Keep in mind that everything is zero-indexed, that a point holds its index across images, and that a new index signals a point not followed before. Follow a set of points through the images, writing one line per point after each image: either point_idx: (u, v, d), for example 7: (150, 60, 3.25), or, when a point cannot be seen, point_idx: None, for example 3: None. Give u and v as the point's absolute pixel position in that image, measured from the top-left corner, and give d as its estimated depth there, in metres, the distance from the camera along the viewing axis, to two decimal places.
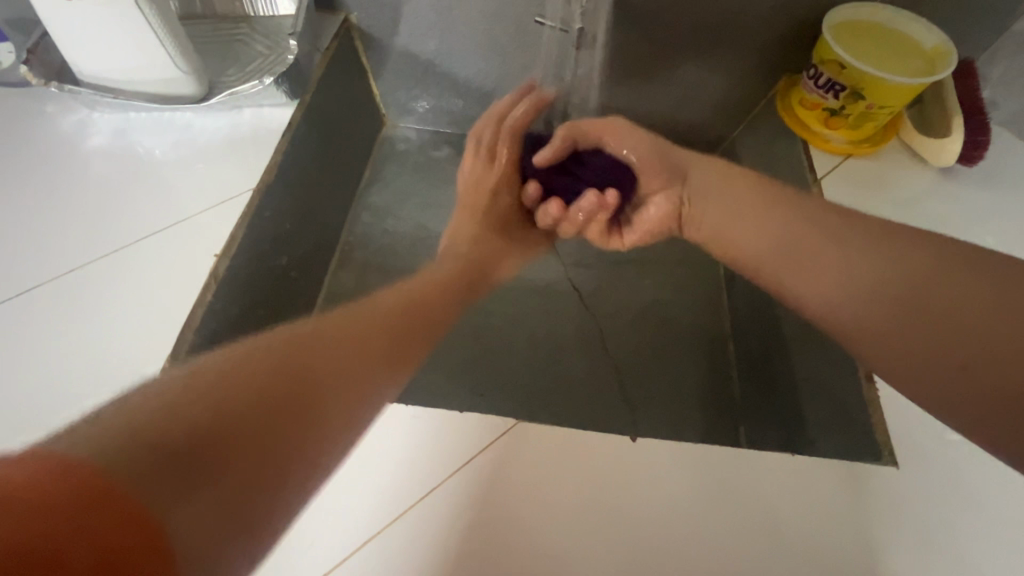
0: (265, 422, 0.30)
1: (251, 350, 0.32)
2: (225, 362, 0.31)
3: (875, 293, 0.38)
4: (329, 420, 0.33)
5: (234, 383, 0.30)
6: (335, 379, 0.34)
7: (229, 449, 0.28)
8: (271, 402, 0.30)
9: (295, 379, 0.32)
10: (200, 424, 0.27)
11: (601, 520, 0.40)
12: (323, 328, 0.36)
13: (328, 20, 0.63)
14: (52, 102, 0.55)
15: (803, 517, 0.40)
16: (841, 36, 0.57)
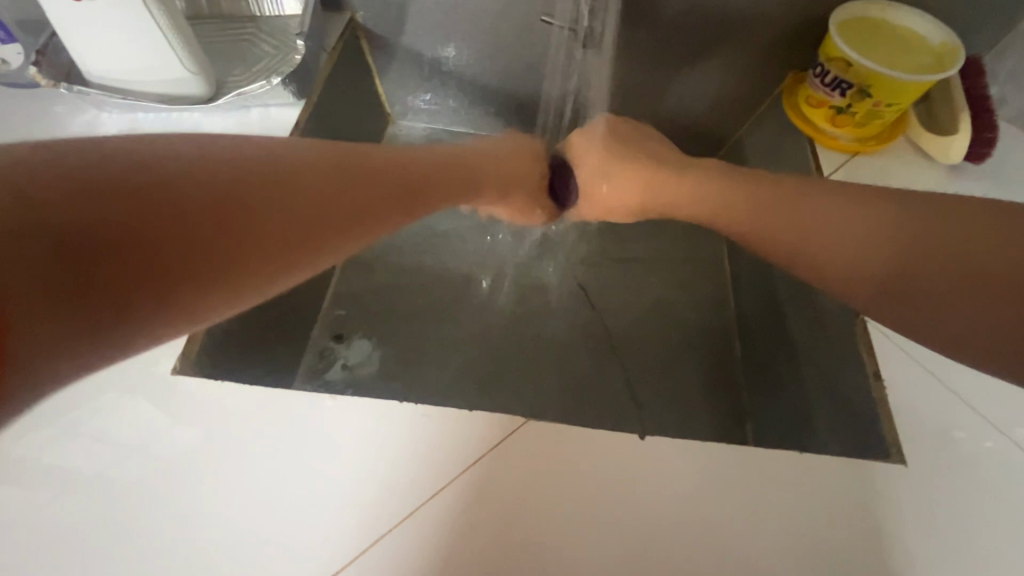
0: (173, 246, 0.27)
1: (227, 161, 0.31)
2: (203, 161, 0.30)
3: (876, 245, 0.38)
4: (245, 259, 0.30)
5: (153, 188, 0.28)
6: (261, 221, 0.31)
7: (135, 257, 0.26)
8: (162, 231, 0.27)
9: (243, 196, 0.31)
10: (90, 225, 0.25)
11: (610, 518, 0.40)
12: (306, 164, 0.35)
13: (334, 20, 0.63)
14: (60, 102, 0.55)
15: (811, 516, 0.40)
16: (847, 33, 0.57)
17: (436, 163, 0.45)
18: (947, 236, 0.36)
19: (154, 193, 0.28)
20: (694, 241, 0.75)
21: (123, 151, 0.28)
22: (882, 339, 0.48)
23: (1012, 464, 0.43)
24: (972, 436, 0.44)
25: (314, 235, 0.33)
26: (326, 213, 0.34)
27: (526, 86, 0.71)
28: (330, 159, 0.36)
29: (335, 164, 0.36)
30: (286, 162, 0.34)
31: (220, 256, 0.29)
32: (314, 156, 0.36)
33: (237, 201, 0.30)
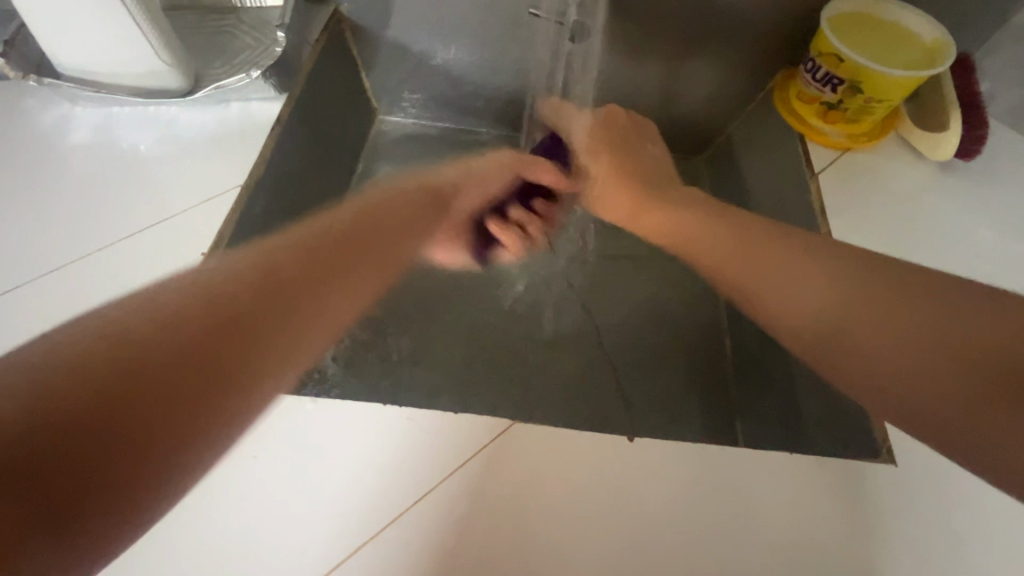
0: (130, 436, 0.26)
1: (171, 304, 0.29)
2: (144, 322, 0.28)
3: (881, 321, 0.39)
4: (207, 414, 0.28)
5: (96, 377, 0.26)
6: (221, 371, 0.29)
7: (82, 461, 0.25)
8: (118, 422, 0.26)
9: (197, 345, 0.29)
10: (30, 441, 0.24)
11: (601, 523, 0.39)
12: (252, 278, 0.33)
13: (317, 12, 0.61)
14: (32, 95, 0.53)
15: (801, 516, 0.40)
16: (837, 29, 0.56)
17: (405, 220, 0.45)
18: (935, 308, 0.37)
19: (98, 382, 0.26)
20: None
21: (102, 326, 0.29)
22: None
23: None
24: None
25: (267, 353, 0.31)
26: (280, 326, 0.32)
27: (514, 81, 0.70)
28: (269, 265, 0.34)
29: (268, 271, 0.34)
30: (222, 283, 0.31)
31: (183, 422, 0.28)
32: (251, 264, 0.33)
33: (187, 354, 0.28)
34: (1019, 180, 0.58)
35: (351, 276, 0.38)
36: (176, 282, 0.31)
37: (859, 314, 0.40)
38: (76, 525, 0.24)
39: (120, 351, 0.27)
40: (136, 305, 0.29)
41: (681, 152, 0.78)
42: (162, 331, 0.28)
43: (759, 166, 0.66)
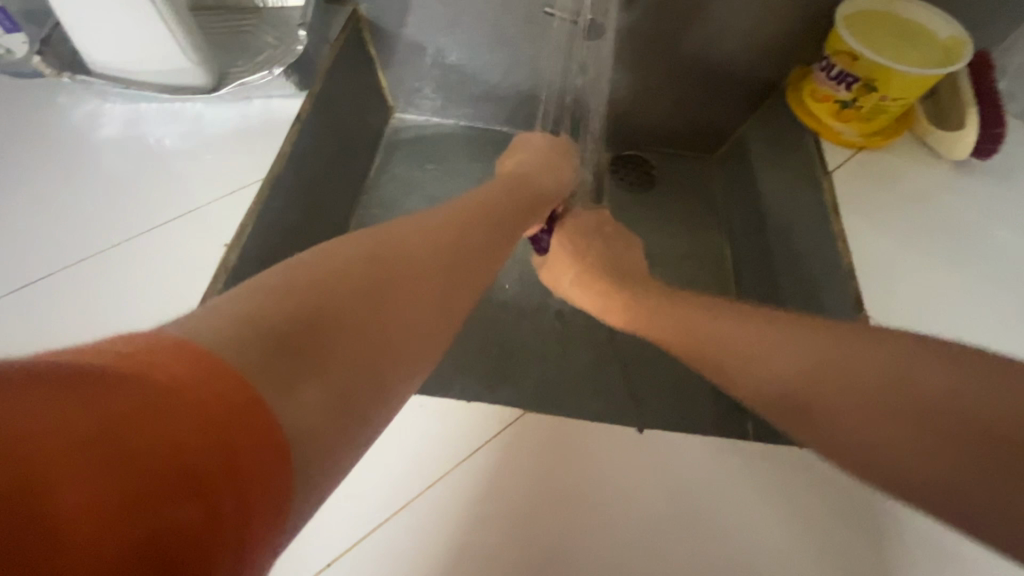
0: (373, 342, 0.28)
1: (364, 250, 0.32)
2: (361, 259, 0.31)
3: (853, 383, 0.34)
4: (402, 332, 0.30)
5: (330, 287, 0.28)
6: (420, 295, 0.32)
7: (337, 356, 0.26)
8: (358, 328, 0.28)
9: (390, 269, 0.31)
10: (294, 332, 0.25)
11: (611, 512, 0.40)
12: (418, 236, 0.35)
13: (337, 12, 0.63)
14: (63, 93, 0.55)
15: (811, 505, 0.41)
16: (852, 29, 0.56)
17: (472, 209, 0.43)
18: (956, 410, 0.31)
19: (335, 293, 0.28)
20: (694, 238, 0.75)
21: (301, 265, 0.29)
22: None
23: None
24: None
25: (443, 307, 0.34)
26: (452, 285, 0.36)
27: (528, 79, 0.71)
28: (442, 235, 0.37)
29: (407, 244, 0.34)
30: (397, 242, 0.34)
31: (389, 338, 0.29)
32: (411, 224, 0.36)
33: (388, 281, 0.31)
34: None
35: (471, 266, 0.38)
36: (405, 240, 0.34)
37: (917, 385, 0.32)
38: (358, 410, 0.26)
39: (340, 272, 0.29)
40: (355, 248, 0.31)
41: (693, 151, 0.79)
42: (356, 259, 0.30)
43: (771, 164, 0.66)
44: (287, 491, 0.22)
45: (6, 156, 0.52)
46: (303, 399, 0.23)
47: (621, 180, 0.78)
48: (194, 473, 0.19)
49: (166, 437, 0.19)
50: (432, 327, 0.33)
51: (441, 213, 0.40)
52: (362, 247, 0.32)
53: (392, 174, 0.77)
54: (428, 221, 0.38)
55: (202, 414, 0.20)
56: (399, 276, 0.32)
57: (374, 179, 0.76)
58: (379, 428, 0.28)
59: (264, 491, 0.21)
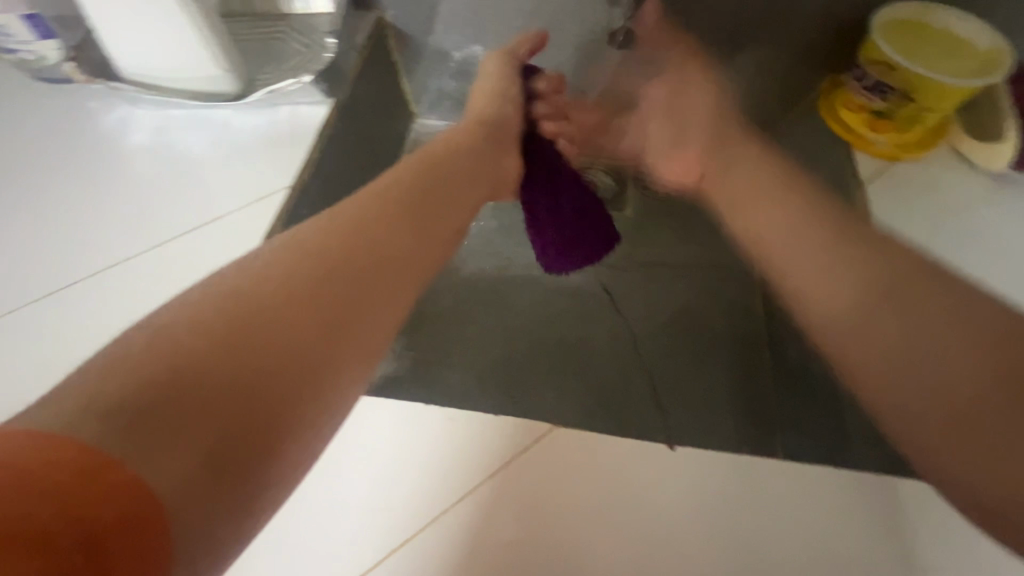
0: (261, 370, 0.26)
1: (259, 276, 0.30)
2: (235, 295, 0.28)
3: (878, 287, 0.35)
4: (304, 347, 0.28)
5: (192, 335, 0.26)
6: (330, 306, 0.30)
7: (208, 401, 0.24)
8: (235, 368, 0.26)
9: (278, 292, 0.29)
10: (151, 388, 0.24)
11: (640, 533, 0.39)
12: (336, 243, 0.33)
13: (365, 19, 0.63)
14: (93, 98, 0.56)
15: (849, 533, 0.39)
16: (889, 37, 0.55)
17: (433, 192, 0.40)
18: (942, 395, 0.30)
19: (206, 334, 0.26)
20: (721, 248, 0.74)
21: (174, 311, 0.27)
22: None
23: None
24: None
25: (373, 311, 0.32)
26: (369, 293, 0.32)
27: None
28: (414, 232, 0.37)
29: (319, 254, 0.32)
30: (302, 256, 0.31)
31: (281, 368, 0.27)
32: (316, 228, 0.34)
33: (272, 310, 0.28)
34: None
35: (416, 257, 0.36)
36: (308, 251, 0.32)
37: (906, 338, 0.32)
38: (250, 451, 0.25)
39: (212, 314, 0.27)
40: (227, 282, 0.29)
41: None
42: (232, 298, 0.28)
43: None
44: (155, 544, 0.21)
45: (36, 160, 0.53)
46: (159, 461, 0.22)
47: (645, 188, 0.78)
48: (28, 540, 0.18)
49: (9, 509, 0.19)
50: (352, 331, 0.31)
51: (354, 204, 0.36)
52: (247, 275, 0.30)
53: None
54: (344, 216, 0.35)
55: (22, 487, 0.19)
56: (292, 295, 0.30)
57: None
58: (291, 460, 0.26)
59: (121, 540, 0.20)
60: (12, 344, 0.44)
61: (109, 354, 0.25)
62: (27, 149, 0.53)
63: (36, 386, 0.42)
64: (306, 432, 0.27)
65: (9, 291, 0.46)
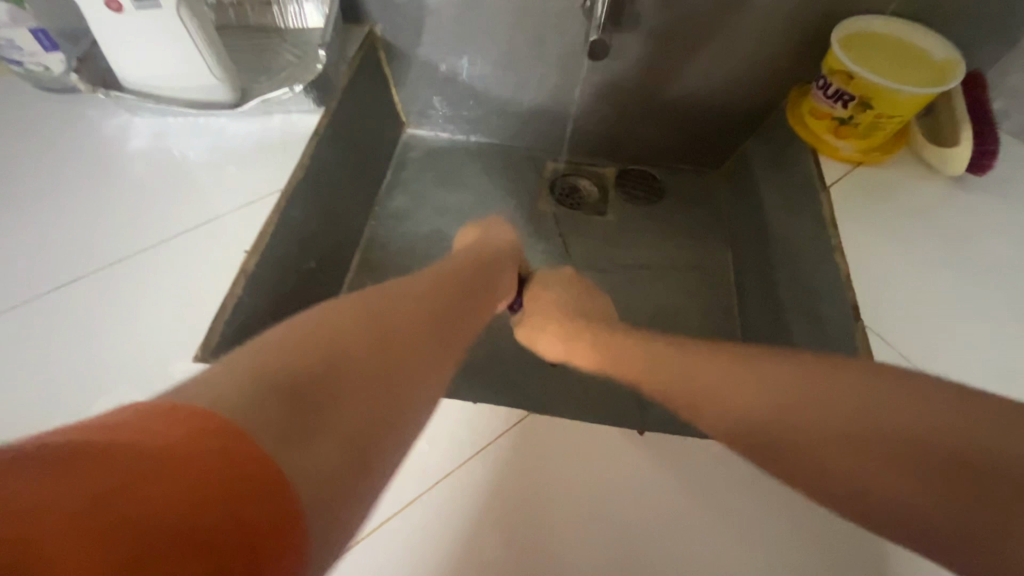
0: (374, 390, 0.30)
1: (364, 307, 0.34)
2: (357, 321, 0.33)
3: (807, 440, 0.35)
4: (405, 377, 0.33)
5: (333, 347, 0.30)
6: (421, 345, 0.35)
7: (343, 408, 0.28)
8: (356, 383, 0.29)
9: (384, 323, 0.34)
10: (301, 384, 0.27)
11: (608, 514, 0.41)
12: (414, 296, 0.39)
13: (355, 32, 0.66)
14: (95, 106, 0.58)
15: (804, 510, 0.41)
16: (849, 49, 0.59)
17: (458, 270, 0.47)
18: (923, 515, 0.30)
19: (337, 349, 0.30)
20: (699, 250, 0.77)
21: (300, 326, 0.31)
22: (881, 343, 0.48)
23: None
24: None
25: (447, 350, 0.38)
26: (443, 337, 0.38)
27: (537, 96, 0.74)
28: (438, 284, 0.43)
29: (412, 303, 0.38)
30: (395, 300, 0.37)
31: (386, 393, 0.31)
32: (397, 285, 0.39)
33: (382, 341, 0.33)
34: None
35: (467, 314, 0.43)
36: (400, 299, 0.37)
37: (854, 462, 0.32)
38: (362, 465, 0.28)
39: (341, 336, 0.31)
40: (336, 311, 0.33)
41: (697, 165, 0.81)
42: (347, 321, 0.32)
43: (772, 179, 0.68)
44: (297, 544, 0.22)
45: (39, 165, 0.55)
46: (312, 451, 0.25)
47: (627, 194, 0.81)
48: (192, 532, 0.19)
49: (158, 502, 0.19)
50: (434, 368, 0.36)
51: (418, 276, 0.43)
52: (360, 306, 0.34)
53: (404, 187, 0.79)
54: (410, 284, 0.41)
55: (174, 475, 0.20)
56: (394, 328, 0.34)
57: (386, 191, 0.79)
58: (381, 476, 0.29)
59: (274, 535, 0.21)
60: (14, 340, 0.46)
61: (242, 356, 0.27)
62: (30, 154, 0.55)
63: (38, 379, 0.44)
64: (394, 457, 0.31)
65: (12, 289, 0.49)
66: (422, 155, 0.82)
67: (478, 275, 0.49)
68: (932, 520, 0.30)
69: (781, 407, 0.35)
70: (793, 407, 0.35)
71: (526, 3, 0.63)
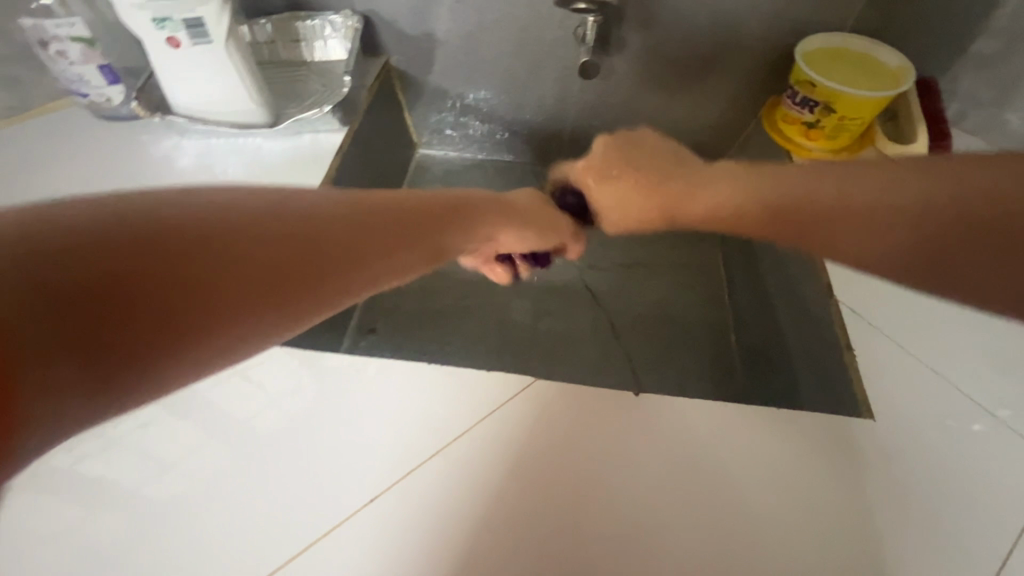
0: (187, 311, 0.23)
1: (247, 205, 0.26)
2: (255, 201, 0.26)
3: (873, 235, 0.34)
4: (258, 310, 0.25)
5: (140, 239, 0.22)
6: (313, 266, 0.27)
7: (130, 319, 0.21)
8: (157, 292, 0.22)
9: (255, 233, 0.25)
10: (67, 246, 0.20)
11: (612, 460, 0.47)
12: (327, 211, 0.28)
13: (372, 63, 0.74)
14: (147, 131, 0.66)
15: (786, 458, 0.47)
16: (814, 62, 0.66)
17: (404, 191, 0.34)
18: (933, 228, 0.33)
19: (147, 247, 0.22)
20: (691, 249, 0.86)
21: (139, 204, 0.23)
22: (855, 318, 0.57)
23: (970, 436, 0.49)
24: (936, 411, 0.50)
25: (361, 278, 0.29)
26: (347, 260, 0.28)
27: (537, 115, 0.82)
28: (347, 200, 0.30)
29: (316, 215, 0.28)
30: (295, 210, 0.27)
31: (216, 320, 0.23)
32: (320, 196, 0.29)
33: (285, 239, 0.26)
34: None
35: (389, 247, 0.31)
36: (277, 207, 0.27)
37: (887, 213, 0.34)
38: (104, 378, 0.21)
39: (164, 229, 0.23)
40: (205, 198, 0.25)
41: None
42: (132, 218, 0.23)
43: None
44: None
45: (98, 181, 0.62)
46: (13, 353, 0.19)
47: None
48: None
49: None
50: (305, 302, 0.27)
51: (322, 214, 0.28)
52: (225, 201, 0.25)
53: None
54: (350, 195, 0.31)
55: None
56: (255, 245, 0.25)
57: None
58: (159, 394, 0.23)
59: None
60: None
61: (34, 213, 0.21)
62: (90, 173, 0.63)
63: None
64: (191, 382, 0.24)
65: None
66: (434, 171, 0.89)
67: (465, 206, 0.40)
68: (926, 253, 0.33)
69: (841, 202, 0.36)
70: (836, 202, 0.36)
71: (524, 33, 0.71)
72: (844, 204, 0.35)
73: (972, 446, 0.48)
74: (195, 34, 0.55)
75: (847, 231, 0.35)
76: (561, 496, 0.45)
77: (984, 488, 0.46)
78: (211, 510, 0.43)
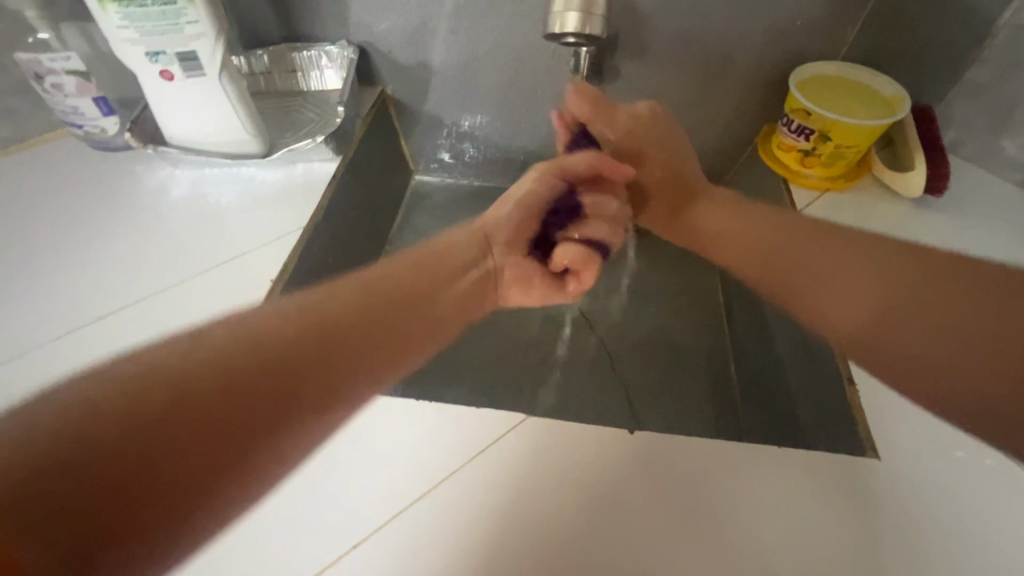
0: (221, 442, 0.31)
1: (257, 343, 0.34)
2: (265, 336, 0.35)
3: (865, 294, 0.46)
4: (272, 431, 0.33)
5: (189, 390, 0.31)
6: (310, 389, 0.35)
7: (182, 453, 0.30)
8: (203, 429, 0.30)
9: (265, 374, 0.33)
10: (134, 404, 0.29)
11: (606, 502, 0.45)
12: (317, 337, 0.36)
13: (368, 92, 0.75)
14: (141, 162, 0.66)
15: (788, 499, 0.45)
16: (808, 90, 0.66)
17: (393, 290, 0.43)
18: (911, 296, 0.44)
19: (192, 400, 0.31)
20: (689, 276, 0.85)
21: (177, 355, 0.32)
22: None
23: (979, 472, 0.47)
24: (942, 447, 0.48)
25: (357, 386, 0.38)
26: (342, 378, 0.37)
27: (533, 142, 0.82)
28: (349, 308, 0.39)
29: (313, 340, 0.36)
30: (295, 339, 0.36)
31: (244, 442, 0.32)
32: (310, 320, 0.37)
33: (282, 370, 0.34)
34: (989, 212, 0.64)
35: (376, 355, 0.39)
36: (283, 339, 0.35)
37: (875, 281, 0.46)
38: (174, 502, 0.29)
39: (202, 381, 0.31)
40: (225, 339, 0.34)
41: None
42: (175, 374, 0.31)
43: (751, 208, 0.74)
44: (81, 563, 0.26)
45: (90, 211, 0.62)
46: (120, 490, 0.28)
47: None
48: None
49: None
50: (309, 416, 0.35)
51: (310, 342, 0.36)
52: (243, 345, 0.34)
53: (412, 228, 0.86)
54: (342, 311, 0.39)
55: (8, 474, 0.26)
56: (264, 381, 0.33)
57: (398, 231, 0.86)
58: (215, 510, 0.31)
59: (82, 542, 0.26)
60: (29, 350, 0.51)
61: (110, 382, 0.30)
62: (81, 203, 0.63)
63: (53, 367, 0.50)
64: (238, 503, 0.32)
65: (59, 318, 0.54)
66: (430, 198, 0.89)
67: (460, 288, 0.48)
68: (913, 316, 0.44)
69: (842, 272, 0.48)
70: (841, 270, 0.48)
71: (519, 63, 0.71)
72: (846, 271, 0.48)
73: (982, 483, 0.47)
74: (188, 68, 0.55)
75: (837, 288, 0.48)
76: (554, 540, 0.42)
77: (999, 530, 0.44)
78: (193, 559, 0.41)
